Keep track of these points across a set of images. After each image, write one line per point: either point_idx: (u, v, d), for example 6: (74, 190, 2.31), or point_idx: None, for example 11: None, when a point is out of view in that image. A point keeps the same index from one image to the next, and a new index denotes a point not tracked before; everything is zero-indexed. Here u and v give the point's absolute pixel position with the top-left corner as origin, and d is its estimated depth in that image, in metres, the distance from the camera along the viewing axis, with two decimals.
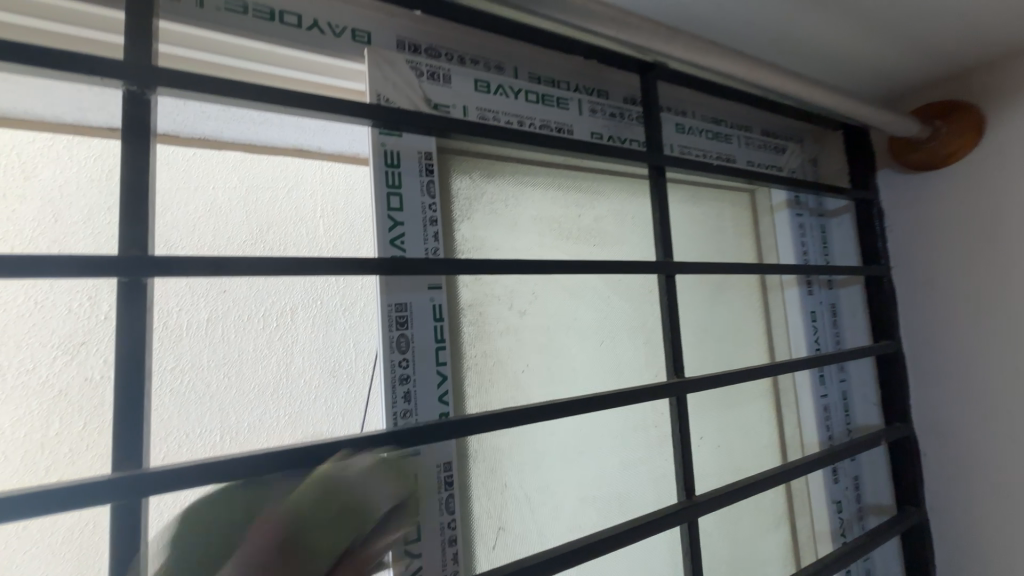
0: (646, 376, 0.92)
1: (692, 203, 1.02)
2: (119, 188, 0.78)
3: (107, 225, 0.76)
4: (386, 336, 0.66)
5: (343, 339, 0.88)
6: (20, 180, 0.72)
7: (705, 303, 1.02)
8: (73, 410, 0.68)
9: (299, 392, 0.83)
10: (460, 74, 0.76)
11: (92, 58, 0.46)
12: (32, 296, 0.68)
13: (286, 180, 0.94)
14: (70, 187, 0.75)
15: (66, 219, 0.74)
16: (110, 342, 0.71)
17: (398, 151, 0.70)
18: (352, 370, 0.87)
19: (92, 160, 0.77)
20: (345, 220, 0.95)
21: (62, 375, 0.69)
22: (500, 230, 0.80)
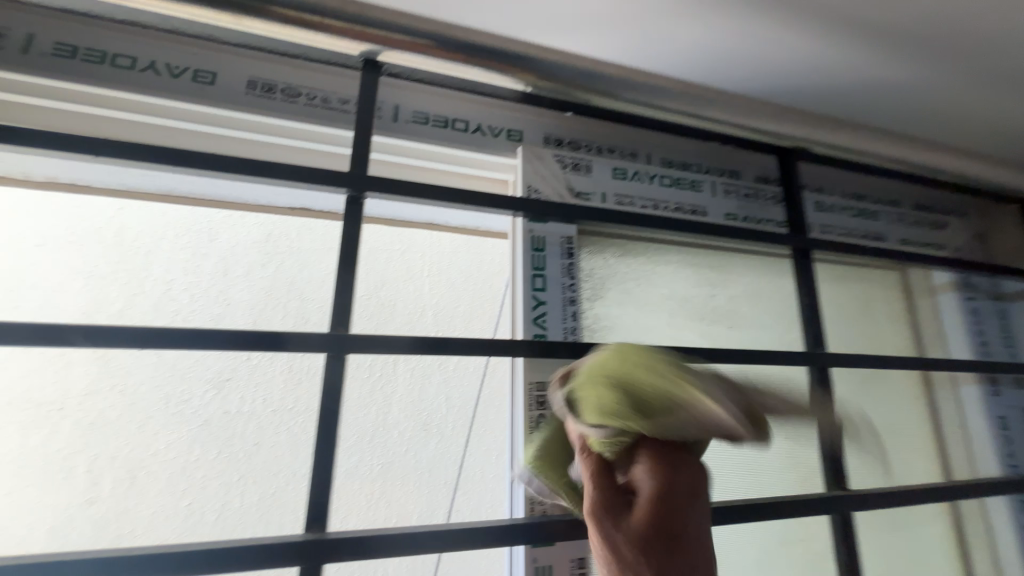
0: (794, 478, 0.81)
1: (838, 284, 0.94)
2: (274, 249, 0.86)
3: (261, 278, 0.84)
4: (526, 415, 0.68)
5: (434, 394, 0.86)
6: (208, 242, 0.85)
7: (860, 397, 0.90)
8: (213, 438, 0.74)
9: (391, 443, 0.82)
10: (600, 163, 0.81)
11: (331, 173, 0.58)
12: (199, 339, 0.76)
13: (400, 245, 1.03)
14: (240, 249, 0.86)
15: (234, 274, 0.84)
16: (251, 382, 0.76)
17: (544, 237, 0.75)
18: (442, 426, 0.85)
19: (257, 226, 0.87)
20: (449, 280, 1.04)
21: (208, 407, 0.74)
22: (633, 310, 0.80)
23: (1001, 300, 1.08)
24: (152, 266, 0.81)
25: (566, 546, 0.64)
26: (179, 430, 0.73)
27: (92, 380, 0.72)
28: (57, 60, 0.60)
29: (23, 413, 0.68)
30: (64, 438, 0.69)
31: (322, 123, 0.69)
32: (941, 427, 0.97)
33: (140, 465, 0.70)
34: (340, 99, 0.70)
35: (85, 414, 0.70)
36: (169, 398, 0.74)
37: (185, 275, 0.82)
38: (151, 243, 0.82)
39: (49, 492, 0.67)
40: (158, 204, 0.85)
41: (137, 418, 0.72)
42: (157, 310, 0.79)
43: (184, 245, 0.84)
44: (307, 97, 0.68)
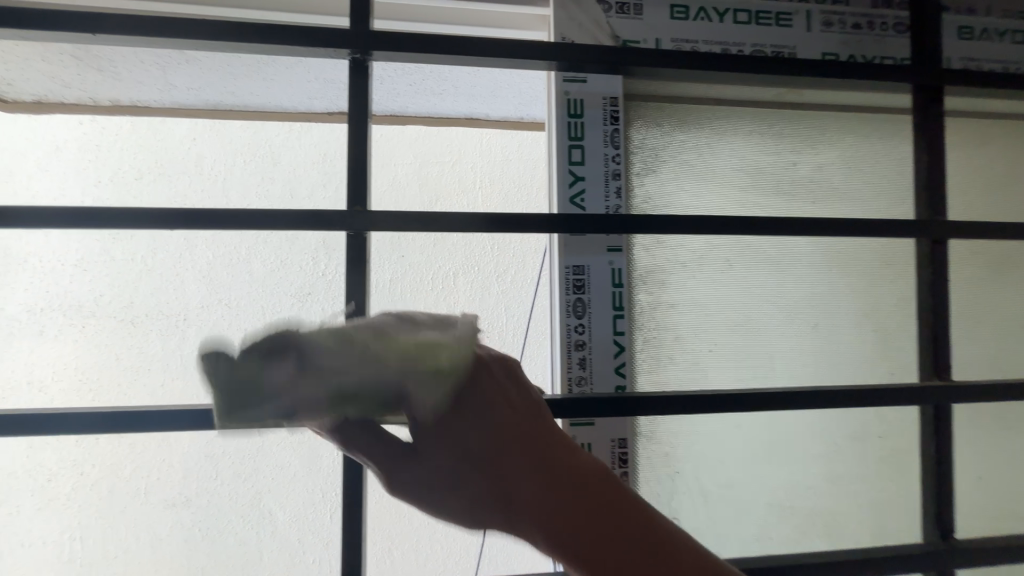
0: (879, 371, 0.71)
1: (975, 142, 0.72)
2: (332, 168, 0.84)
3: (322, 199, 0.83)
4: (562, 299, 0.63)
5: (494, 305, 0.85)
6: (269, 164, 0.82)
7: (985, 283, 0.73)
8: (304, 344, 0.79)
9: None
10: (653, 1, 0.65)
11: (330, 33, 0.52)
12: (280, 252, 0.79)
13: (449, 153, 0.96)
14: (299, 171, 0.83)
15: (299, 196, 0.82)
16: (332, 300, 0.78)
17: (581, 100, 0.64)
18: (503, 333, 0.84)
19: (313, 146, 0.85)
20: (501, 189, 0.95)
21: (297, 316, 0.79)
22: (691, 185, 0.68)
23: None
24: (228, 187, 0.81)
25: (606, 428, 0.63)
26: None
27: (204, 297, 0.78)
28: None
29: (158, 321, 0.77)
30: (193, 343, 0.77)
31: None
32: None
33: None
34: None
35: (205, 324, 0.77)
36: (265, 310, 0.79)
37: (256, 199, 0.81)
38: (223, 167, 0.81)
39: (189, 388, 0.76)
40: (218, 123, 0.84)
41: (243, 326, 0.78)
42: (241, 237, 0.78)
43: (250, 165, 0.81)
44: None
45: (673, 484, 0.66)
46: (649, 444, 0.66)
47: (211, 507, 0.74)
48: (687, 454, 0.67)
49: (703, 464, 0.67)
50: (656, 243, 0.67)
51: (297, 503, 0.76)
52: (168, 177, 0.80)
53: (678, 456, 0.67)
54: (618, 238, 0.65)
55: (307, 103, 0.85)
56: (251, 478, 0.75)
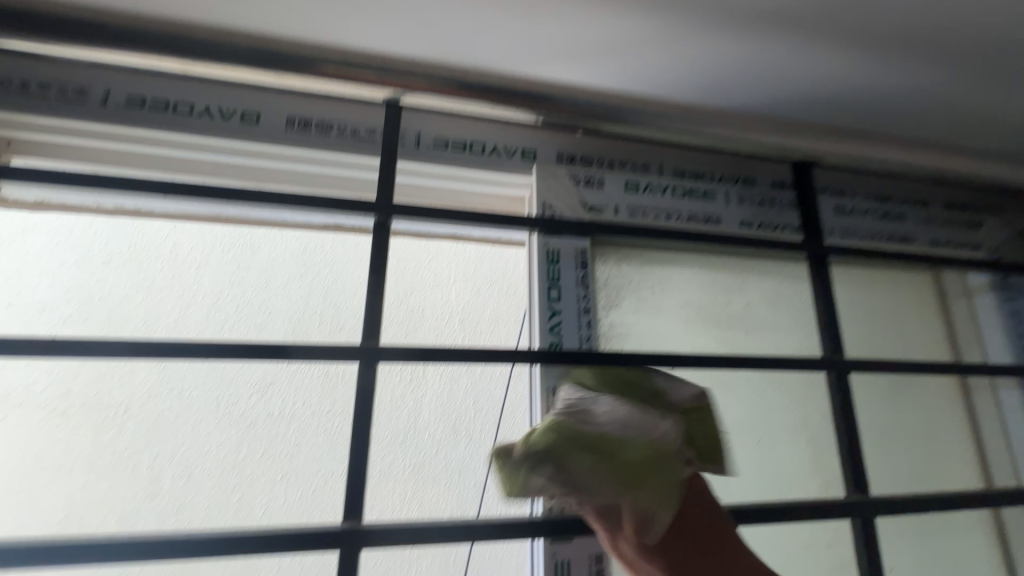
0: (817, 483, 0.81)
1: (862, 288, 0.92)
2: (312, 261, 0.95)
3: (298, 288, 0.93)
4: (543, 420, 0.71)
5: (462, 397, 0.93)
6: (249, 255, 0.94)
7: (888, 403, 0.88)
8: (258, 440, 0.82)
9: (423, 445, 0.88)
10: (612, 177, 0.84)
11: (361, 201, 0.65)
12: (244, 339, 0.87)
13: (427, 258, 1.07)
14: (278, 261, 0.95)
15: (274, 285, 0.93)
16: (293, 386, 0.84)
17: (558, 249, 0.79)
18: (470, 429, 0.91)
19: (293, 238, 0.96)
20: (472, 286, 1.07)
21: (253, 408, 0.82)
22: (647, 317, 0.82)
23: None
24: (203, 279, 0.90)
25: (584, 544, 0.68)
26: (227, 427, 0.81)
27: (153, 386, 0.81)
28: (130, 108, 0.70)
29: (95, 413, 0.78)
30: (128, 437, 0.78)
31: (353, 154, 0.76)
32: (980, 434, 0.94)
33: (199, 455, 0.80)
34: (367, 130, 0.77)
35: (145, 416, 0.79)
36: (219, 400, 0.82)
37: (231, 287, 0.91)
38: (200, 258, 0.92)
39: (117, 487, 0.76)
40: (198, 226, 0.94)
41: (194, 414, 0.81)
42: (208, 320, 0.88)
43: (228, 259, 0.93)
44: (338, 130, 0.76)
45: None
46: None
47: None
48: None
49: None
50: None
51: None
52: (147, 267, 0.89)
53: None
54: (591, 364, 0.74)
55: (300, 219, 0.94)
56: None
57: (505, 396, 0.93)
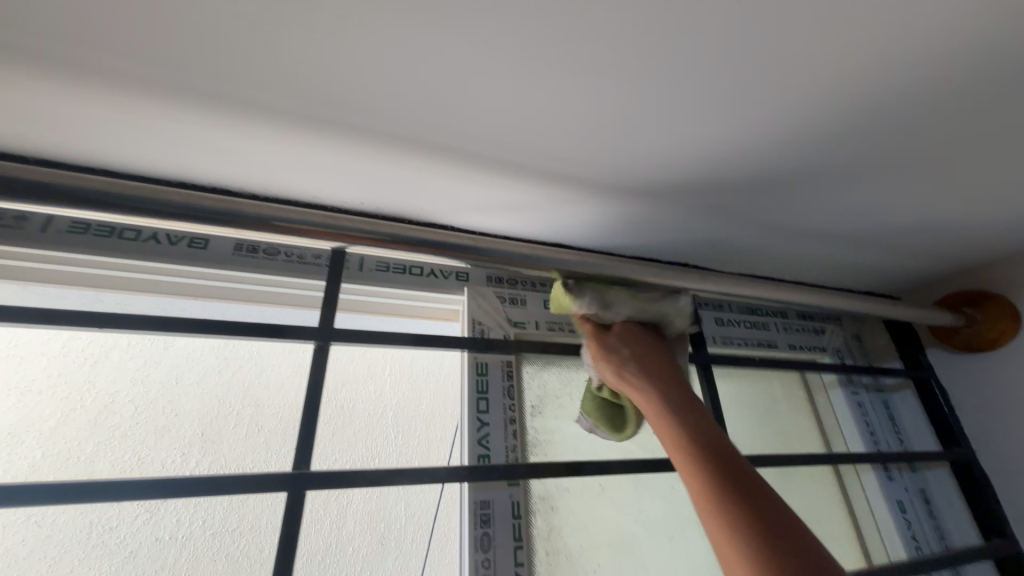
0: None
1: (743, 388, 1.10)
2: (232, 356, 0.94)
3: (213, 386, 0.92)
4: (471, 535, 0.74)
5: (393, 507, 0.91)
6: (161, 348, 0.90)
7: (775, 491, 1.01)
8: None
9: (344, 564, 0.84)
10: (534, 296, 0.98)
11: (304, 328, 0.71)
12: (137, 453, 0.83)
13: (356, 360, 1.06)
14: (195, 356, 0.92)
15: (185, 383, 0.90)
16: (188, 505, 0.79)
17: (486, 362, 0.87)
18: (398, 540, 0.90)
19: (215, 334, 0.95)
20: (406, 384, 1.09)
21: (138, 534, 0.76)
22: (568, 422, 0.91)
23: (881, 392, 1.28)
24: (101, 377, 0.86)
25: None
26: (101, 559, 0.74)
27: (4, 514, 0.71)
28: (72, 235, 0.73)
29: None
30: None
31: (297, 276, 0.83)
32: (853, 514, 1.08)
33: None
34: (313, 256, 0.85)
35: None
36: (93, 527, 0.74)
37: (132, 386, 0.87)
38: (99, 351, 0.87)
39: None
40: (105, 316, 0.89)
41: (59, 547, 0.73)
42: (99, 425, 0.83)
43: (136, 356, 0.89)
44: (285, 255, 0.84)
45: None
46: None
47: None
48: None
49: None
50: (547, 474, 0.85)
51: None
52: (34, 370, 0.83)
53: None
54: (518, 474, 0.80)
55: None
56: None
57: (438, 500, 0.94)
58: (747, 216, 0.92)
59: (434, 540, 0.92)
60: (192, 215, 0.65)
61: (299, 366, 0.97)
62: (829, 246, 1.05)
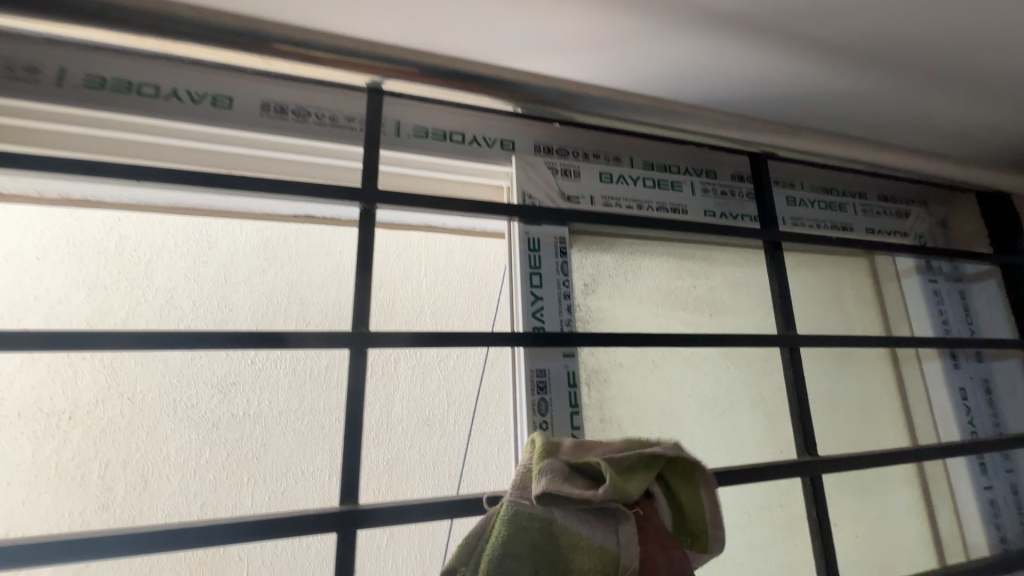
0: (773, 449, 0.90)
1: (808, 273, 1.03)
2: (275, 253, 0.94)
3: (261, 282, 0.92)
4: (529, 400, 0.75)
5: (435, 392, 0.96)
6: (207, 248, 0.91)
7: (830, 374, 0.98)
8: (222, 444, 0.82)
9: (396, 440, 0.90)
10: (587, 168, 0.88)
11: (345, 188, 0.66)
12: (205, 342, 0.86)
13: (397, 249, 1.06)
14: (239, 254, 0.92)
15: (234, 279, 0.90)
16: (258, 384, 0.86)
17: (538, 238, 0.82)
18: (444, 423, 0.95)
19: (256, 231, 0.94)
20: (445, 278, 1.08)
21: (217, 410, 0.83)
22: (621, 302, 0.87)
23: (959, 282, 1.17)
24: (156, 270, 0.87)
25: None
26: (187, 431, 0.81)
27: (100, 391, 0.79)
28: (89, 91, 0.66)
29: (35, 422, 0.76)
30: (75, 448, 0.77)
31: (331, 140, 0.76)
32: (907, 399, 1.05)
33: (158, 458, 0.79)
34: (346, 118, 0.77)
35: (94, 423, 0.78)
36: (177, 404, 0.82)
37: (186, 282, 0.88)
38: (151, 250, 0.88)
39: (62, 497, 0.74)
40: (152, 215, 0.90)
41: (153, 417, 0.81)
42: (162, 315, 0.85)
43: (184, 245, 0.90)
44: (316, 117, 0.75)
45: None
46: None
47: None
48: None
49: None
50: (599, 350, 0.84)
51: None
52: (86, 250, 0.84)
53: None
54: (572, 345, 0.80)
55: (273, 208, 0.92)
56: None
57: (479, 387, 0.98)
58: (856, 58, 0.75)
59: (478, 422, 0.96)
60: (211, 44, 0.59)
61: (340, 268, 0.96)
62: (949, 102, 0.87)
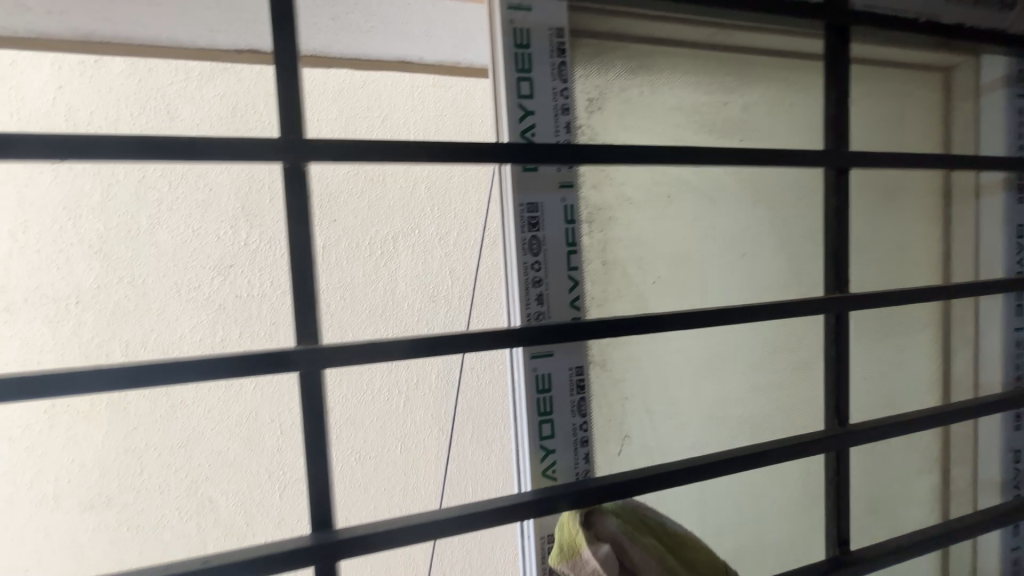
0: (796, 291, 0.82)
1: (866, 86, 0.83)
2: (242, 125, 0.90)
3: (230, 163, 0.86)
4: (518, 238, 0.64)
5: (438, 267, 1.01)
6: (166, 120, 0.86)
7: (870, 211, 0.85)
8: (231, 321, 0.85)
9: (403, 313, 0.98)
10: None
11: None
12: (190, 225, 0.83)
13: (379, 109, 1.03)
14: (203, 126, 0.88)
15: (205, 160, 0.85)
16: (254, 267, 0.86)
17: (527, 29, 0.62)
18: (449, 298, 1.02)
19: (218, 98, 0.88)
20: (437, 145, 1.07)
21: (219, 292, 0.85)
22: (633, 122, 0.71)
23: None
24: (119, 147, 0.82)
25: (563, 357, 0.71)
26: (196, 310, 0.84)
27: (99, 275, 0.80)
28: None
29: (45, 307, 0.77)
30: (91, 328, 0.79)
31: None
32: (949, 239, 0.94)
33: (173, 336, 0.82)
34: None
35: (102, 306, 0.79)
36: (180, 287, 0.83)
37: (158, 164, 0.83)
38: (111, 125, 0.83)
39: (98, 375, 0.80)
40: (93, 61, 0.82)
41: (159, 300, 0.82)
42: (144, 198, 0.81)
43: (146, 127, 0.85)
44: None
45: (623, 407, 0.76)
46: (601, 370, 0.75)
47: (193, 461, 0.87)
48: (635, 379, 0.77)
49: (646, 379, 0.78)
50: (602, 181, 0.71)
51: (272, 462, 0.91)
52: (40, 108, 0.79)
53: (626, 380, 0.77)
54: (569, 174, 0.67)
55: (209, 37, 0.79)
56: (239, 427, 0.89)
57: (479, 262, 1.04)
58: None
59: (480, 292, 1.04)
60: None
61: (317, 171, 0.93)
62: None
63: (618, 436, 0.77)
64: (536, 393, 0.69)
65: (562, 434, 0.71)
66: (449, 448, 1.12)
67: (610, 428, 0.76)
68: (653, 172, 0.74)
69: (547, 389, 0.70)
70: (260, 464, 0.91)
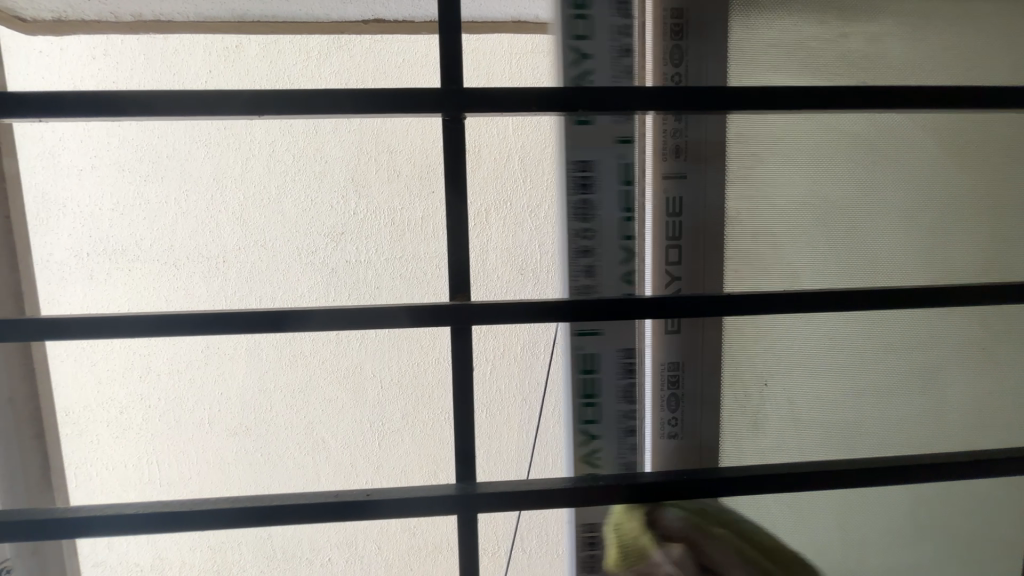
0: (987, 271, 0.69)
1: None
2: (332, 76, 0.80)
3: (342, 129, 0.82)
4: (657, 209, 0.64)
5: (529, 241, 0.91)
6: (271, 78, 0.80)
7: None
8: (345, 285, 0.85)
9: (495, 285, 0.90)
10: None
11: None
12: (309, 191, 0.82)
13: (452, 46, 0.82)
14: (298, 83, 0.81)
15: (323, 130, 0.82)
16: (365, 233, 0.84)
17: None
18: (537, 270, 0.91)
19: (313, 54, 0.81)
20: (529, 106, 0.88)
21: (334, 256, 0.84)
22: (784, 72, 0.65)
23: None
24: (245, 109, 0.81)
25: (695, 335, 0.68)
26: (317, 272, 0.84)
27: (238, 237, 0.83)
28: None
29: (200, 264, 0.82)
30: (229, 284, 0.83)
31: None
32: None
33: (296, 295, 0.84)
34: None
35: (239, 265, 0.83)
36: (302, 250, 0.84)
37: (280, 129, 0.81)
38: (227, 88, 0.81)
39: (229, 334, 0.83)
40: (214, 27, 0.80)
41: (286, 262, 0.83)
42: (269, 163, 0.81)
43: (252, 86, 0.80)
44: None
45: (756, 392, 0.70)
46: (732, 351, 0.69)
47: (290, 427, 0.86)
48: (772, 363, 0.70)
49: (785, 364, 0.70)
50: (749, 138, 0.64)
51: (359, 440, 0.87)
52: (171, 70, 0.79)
53: (761, 363, 0.70)
54: (713, 134, 0.63)
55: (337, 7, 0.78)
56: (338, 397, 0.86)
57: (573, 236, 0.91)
58: None
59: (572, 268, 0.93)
60: None
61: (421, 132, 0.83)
62: None
63: (747, 423, 0.71)
64: (665, 370, 0.68)
65: (688, 412, 0.70)
66: (528, 459, 0.94)
67: (738, 412, 0.71)
68: (811, 127, 0.65)
69: (676, 367, 0.68)
70: (347, 441, 0.87)
